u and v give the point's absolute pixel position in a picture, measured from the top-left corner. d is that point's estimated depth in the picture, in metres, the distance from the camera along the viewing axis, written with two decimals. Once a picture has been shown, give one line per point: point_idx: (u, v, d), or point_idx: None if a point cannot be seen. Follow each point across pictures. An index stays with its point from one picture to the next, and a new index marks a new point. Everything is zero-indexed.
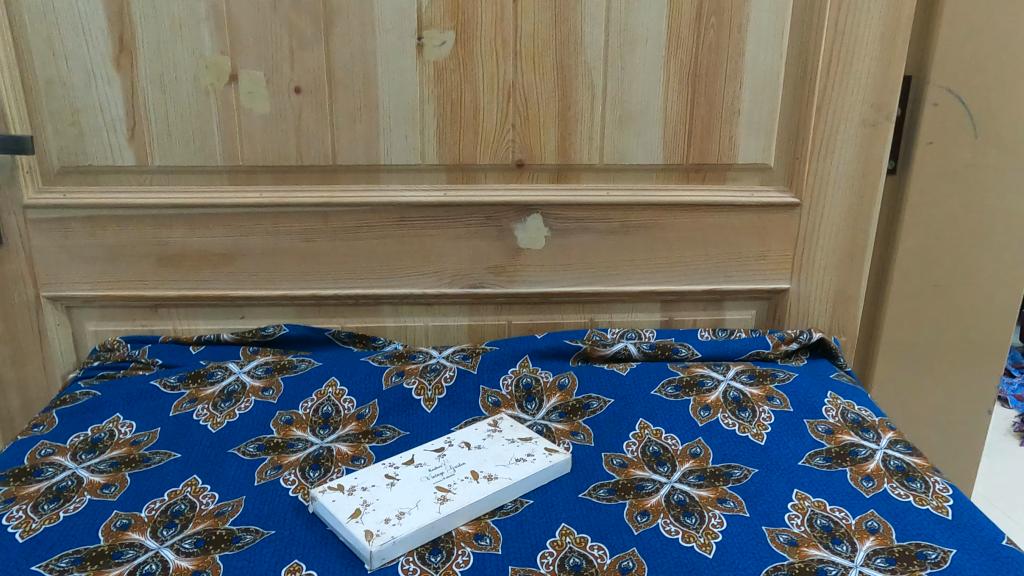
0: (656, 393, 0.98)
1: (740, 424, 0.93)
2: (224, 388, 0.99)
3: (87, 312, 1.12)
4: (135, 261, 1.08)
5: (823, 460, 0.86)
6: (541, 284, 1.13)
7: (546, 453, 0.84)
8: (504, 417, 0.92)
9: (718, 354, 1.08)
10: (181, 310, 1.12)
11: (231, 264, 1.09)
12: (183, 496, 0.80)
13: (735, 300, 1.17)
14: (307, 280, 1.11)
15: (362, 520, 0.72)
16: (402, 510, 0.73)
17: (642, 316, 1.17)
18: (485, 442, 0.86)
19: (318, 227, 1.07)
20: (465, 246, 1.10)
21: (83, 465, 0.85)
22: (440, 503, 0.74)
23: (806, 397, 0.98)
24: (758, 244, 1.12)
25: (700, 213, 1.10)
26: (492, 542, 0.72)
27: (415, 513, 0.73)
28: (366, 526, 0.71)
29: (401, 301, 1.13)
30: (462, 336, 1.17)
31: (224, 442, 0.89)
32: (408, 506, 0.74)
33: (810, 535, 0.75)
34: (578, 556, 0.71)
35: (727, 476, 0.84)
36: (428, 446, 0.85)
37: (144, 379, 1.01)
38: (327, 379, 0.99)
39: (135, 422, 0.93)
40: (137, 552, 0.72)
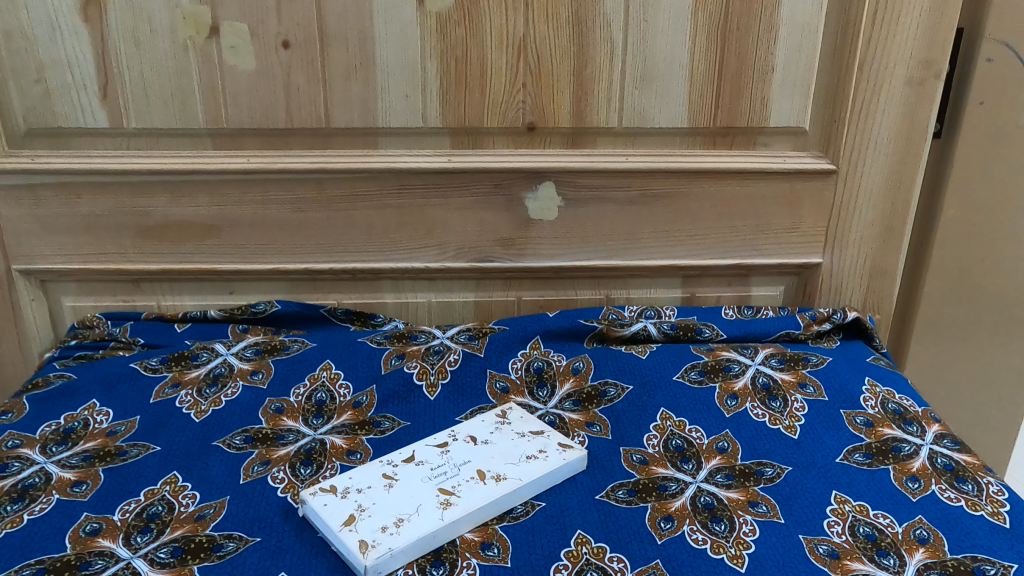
0: (678, 379, 0.91)
1: (771, 415, 0.85)
2: (210, 371, 0.91)
3: (64, 286, 1.04)
4: (113, 233, 1.00)
5: (863, 457, 0.78)
6: (553, 258, 1.05)
7: (559, 448, 0.76)
8: (513, 407, 0.84)
9: (744, 336, 1.00)
10: (165, 285, 1.05)
11: (217, 237, 1.01)
12: (161, 497, 0.73)
13: (763, 275, 1.08)
14: (301, 254, 1.03)
15: (356, 529, 0.65)
16: (401, 517, 0.66)
17: (662, 292, 1.09)
18: (493, 436, 0.78)
19: (311, 195, 0.99)
20: (470, 216, 1.01)
21: (53, 460, 0.78)
22: (442, 508, 0.67)
23: (842, 384, 0.89)
24: (790, 215, 1.03)
25: (727, 182, 1.00)
26: (500, 553, 0.65)
27: (415, 520, 0.66)
28: (361, 535, 0.64)
29: (402, 276, 1.05)
30: (468, 314, 1.09)
31: (207, 434, 0.82)
32: (407, 512, 0.67)
33: (852, 545, 0.67)
34: (595, 571, 0.64)
35: (758, 476, 0.76)
36: (430, 440, 0.77)
37: (123, 361, 0.93)
38: (321, 363, 0.92)
39: (111, 410, 0.86)
40: (107, 562, 0.65)
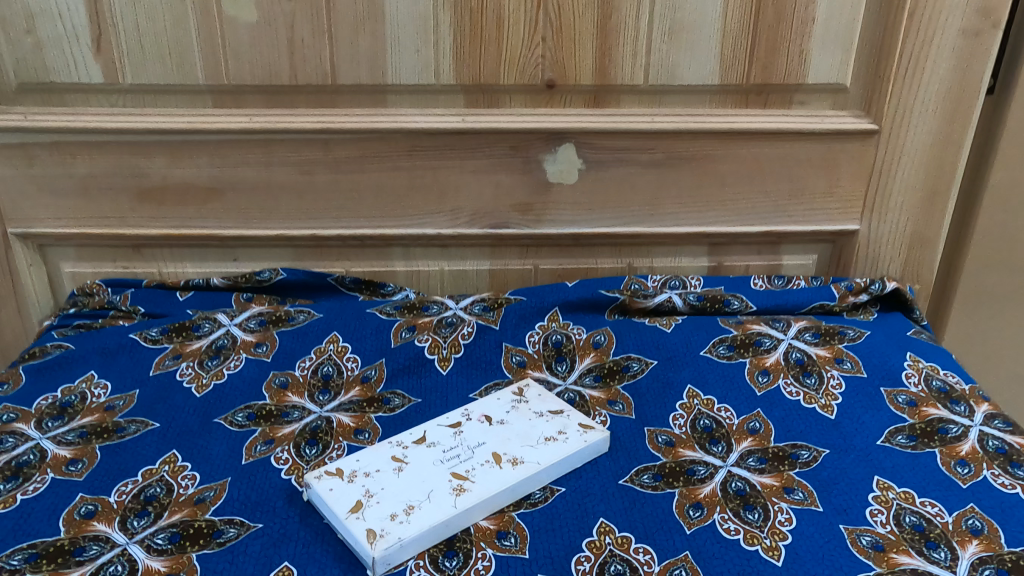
0: (706, 354, 0.85)
1: (806, 393, 0.80)
2: (212, 343, 0.86)
3: (62, 251, 1.00)
4: (111, 195, 0.95)
5: (906, 440, 0.73)
6: (573, 224, 0.99)
7: (580, 429, 0.71)
8: (531, 384, 0.79)
9: (775, 308, 0.93)
10: (166, 251, 1.00)
11: (219, 200, 0.96)
12: (159, 477, 0.68)
13: (795, 243, 1.02)
14: (308, 219, 0.98)
15: (363, 517, 0.60)
16: (411, 504, 0.62)
17: (688, 261, 1.03)
18: (509, 416, 0.74)
19: (318, 157, 0.93)
20: (485, 180, 0.96)
21: (48, 435, 0.74)
22: (455, 495, 0.63)
23: (881, 360, 0.84)
24: (826, 179, 0.96)
25: (760, 143, 0.94)
26: (517, 543, 0.61)
27: (426, 508, 0.61)
28: (369, 523, 0.60)
29: (414, 243, 1.00)
30: (483, 284, 1.04)
31: (209, 410, 0.77)
32: (418, 498, 0.62)
33: (898, 537, 0.62)
34: (620, 563, 0.59)
35: (793, 460, 0.71)
36: (442, 420, 0.73)
37: (123, 330, 0.88)
38: (328, 335, 0.87)
39: (110, 382, 0.81)
40: (102, 548, 0.60)
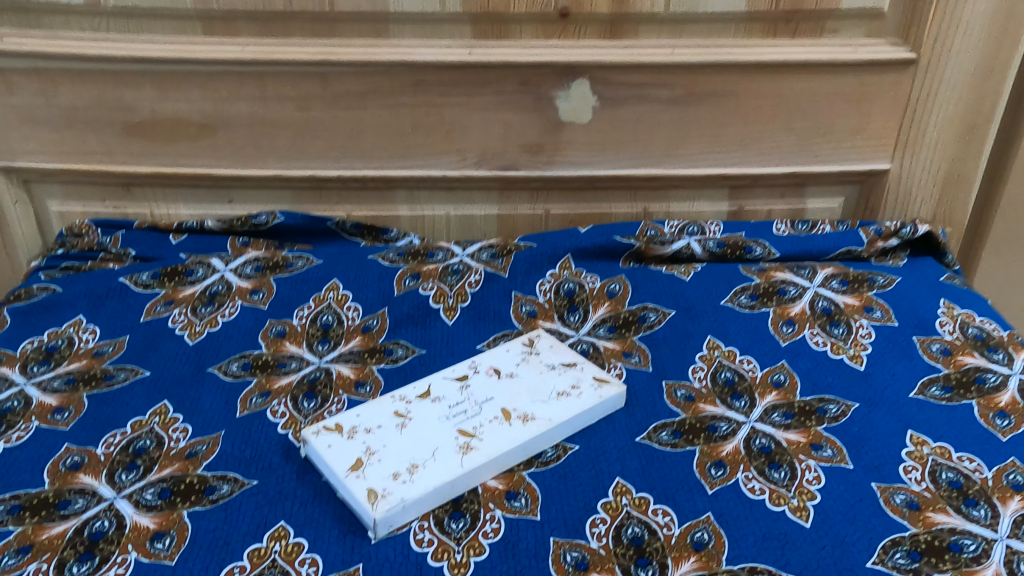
0: (726, 303, 0.80)
1: (833, 344, 0.75)
2: (206, 289, 0.81)
3: (49, 188, 0.95)
4: (98, 129, 0.89)
5: (940, 391, 0.69)
6: (586, 166, 0.94)
7: (594, 384, 0.67)
8: (542, 334, 0.75)
9: (800, 255, 0.88)
10: (158, 191, 0.95)
11: (212, 137, 0.90)
12: (149, 430, 0.63)
13: (820, 186, 0.96)
14: (306, 158, 0.92)
15: (364, 476, 0.57)
16: (415, 463, 0.58)
17: (706, 206, 0.98)
18: (518, 369, 0.69)
19: (315, 92, 0.87)
20: (494, 118, 0.90)
21: (33, 382, 0.69)
22: (462, 454, 0.59)
23: (913, 308, 0.79)
24: (857, 115, 0.90)
25: (789, 76, 0.87)
26: (527, 504, 0.58)
27: (430, 467, 0.58)
28: (370, 483, 0.56)
29: (418, 185, 0.95)
30: (490, 230, 0.99)
31: (202, 359, 0.72)
32: (422, 457, 0.58)
33: (934, 494, 0.58)
34: (638, 526, 0.56)
35: (821, 415, 0.67)
36: (448, 374, 0.69)
37: (113, 273, 0.82)
38: (327, 282, 0.82)
39: (98, 328, 0.76)
40: (88, 502, 0.56)
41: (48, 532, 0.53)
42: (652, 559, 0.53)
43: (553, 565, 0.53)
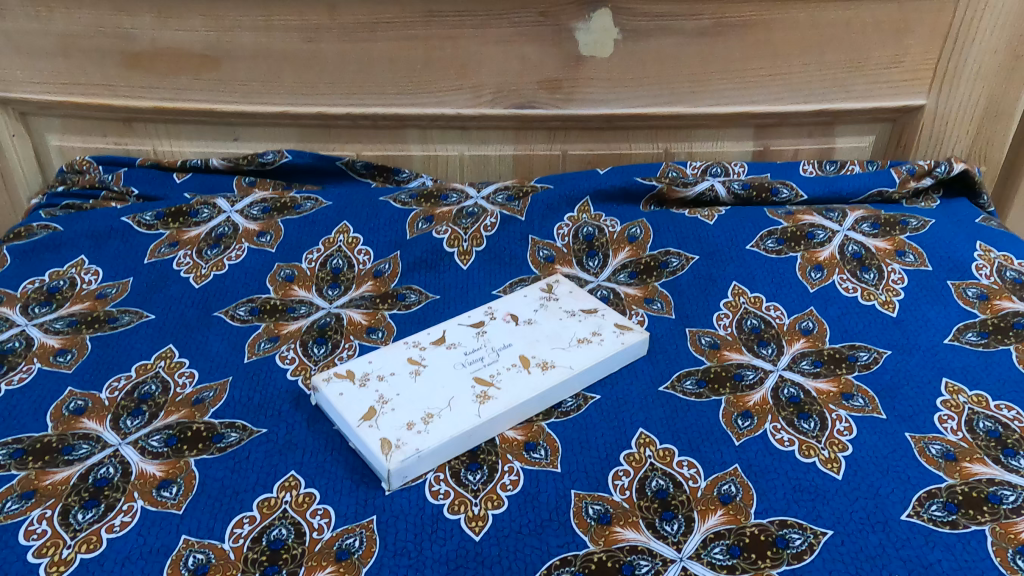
0: (752, 248, 0.76)
1: (863, 290, 0.71)
2: (212, 231, 0.78)
3: (48, 122, 0.91)
4: (97, 59, 0.86)
5: (976, 337, 0.64)
6: (606, 104, 0.89)
7: (616, 331, 0.65)
8: (561, 279, 0.72)
9: (828, 197, 0.84)
10: (160, 127, 0.92)
11: (215, 71, 0.86)
12: (154, 374, 0.61)
13: (851, 124, 0.92)
14: (313, 94, 0.88)
15: (377, 425, 0.54)
16: (430, 412, 0.56)
17: (731, 146, 0.94)
18: (537, 315, 0.67)
19: (323, 23, 0.83)
20: (511, 52, 0.85)
21: (34, 323, 0.66)
22: (479, 403, 0.57)
23: (947, 251, 0.74)
24: (895, 47, 0.85)
25: (823, 5, 0.82)
26: (547, 456, 0.56)
27: (446, 417, 0.55)
28: (383, 432, 0.54)
29: (430, 124, 0.91)
30: (506, 171, 0.96)
31: (209, 302, 0.70)
32: (438, 405, 0.56)
33: (971, 444, 0.55)
34: (663, 479, 0.54)
35: (851, 362, 0.63)
36: (463, 319, 0.66)
37: (115, 213, 0.79)
38: (337, 225, 0.79)
39: (101, 269, 0.73)
40: (93, 448, 0.54)
41: (51, 478, 0.51)
42: (677, 513, 0.51)
43: (574, 519, 0.51)
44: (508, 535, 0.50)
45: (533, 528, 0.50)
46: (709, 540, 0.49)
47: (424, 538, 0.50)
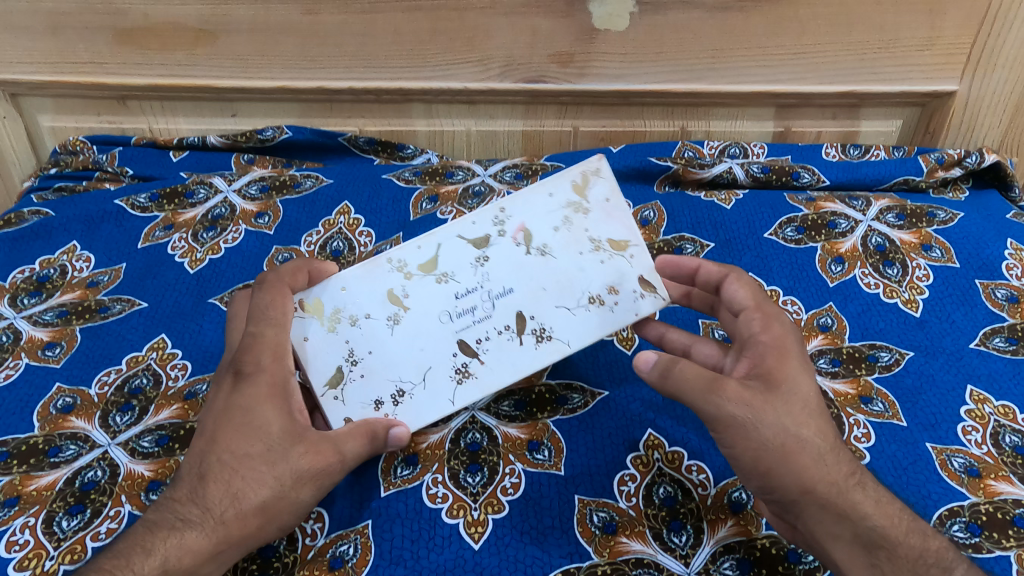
0: (770, 237, 0.73)
1: (886, 286, 0.67)
2: (208, 213, 0.75)
3: (38, 102, 0.90)
4: (87, 36, 0.82)
5: (1004, 344, 0.61)
6: (620, 79, 0.86)
7: (637, 293, 0.51)
8: (602, 170, 0.54)
9: (852, 183, 0.80)
10: (155, 105, 0.90)
11: (212, 45, 0.83)
12: (146, 367, 0.59)
13: (877, 106, 0.88)
14: (314, 69, 0.85)
15: (342, 399, 0.50)
16: (402, 387, 0.50)
17: (750, 125, 0.90)
18: (553, 238, 0.53)
19: None
20: (522, 24, 0.81)
21: (23, 315, 0.65)
22: (455, 383, 0.50)
23: (977, 247, 0.70)
24: (927, 27, 0.80)
25: None
26: (551, 457, 0.53)
27: (417, 396, 0.50)
28: (346, 411, 0.50)
29: (437, 98, 0.88)
30: (514, 147, 0.93)
31: (203, 289, 0.67)
32: (411, 380, 0.50)
33: (996, 460, 0.52)
34: (670, 486, 0.51)
35: (871, 363, 0.60)
36: (464, 230, 0.53)
37: (108, 195, 0.77)
38: (338, 205, 0.76)
39: (93, 256, 0.71)
40: (80, 449, 0.52)
41: (36, 483, 0.49)
42: (686, 523, 0.49)
43: (578, 527, 0.49)
44: (508, 542, 0.48)
45: (535, 536, 0.49)
46: (718, 554, 0.47)
47: (420, 545, 0.48)
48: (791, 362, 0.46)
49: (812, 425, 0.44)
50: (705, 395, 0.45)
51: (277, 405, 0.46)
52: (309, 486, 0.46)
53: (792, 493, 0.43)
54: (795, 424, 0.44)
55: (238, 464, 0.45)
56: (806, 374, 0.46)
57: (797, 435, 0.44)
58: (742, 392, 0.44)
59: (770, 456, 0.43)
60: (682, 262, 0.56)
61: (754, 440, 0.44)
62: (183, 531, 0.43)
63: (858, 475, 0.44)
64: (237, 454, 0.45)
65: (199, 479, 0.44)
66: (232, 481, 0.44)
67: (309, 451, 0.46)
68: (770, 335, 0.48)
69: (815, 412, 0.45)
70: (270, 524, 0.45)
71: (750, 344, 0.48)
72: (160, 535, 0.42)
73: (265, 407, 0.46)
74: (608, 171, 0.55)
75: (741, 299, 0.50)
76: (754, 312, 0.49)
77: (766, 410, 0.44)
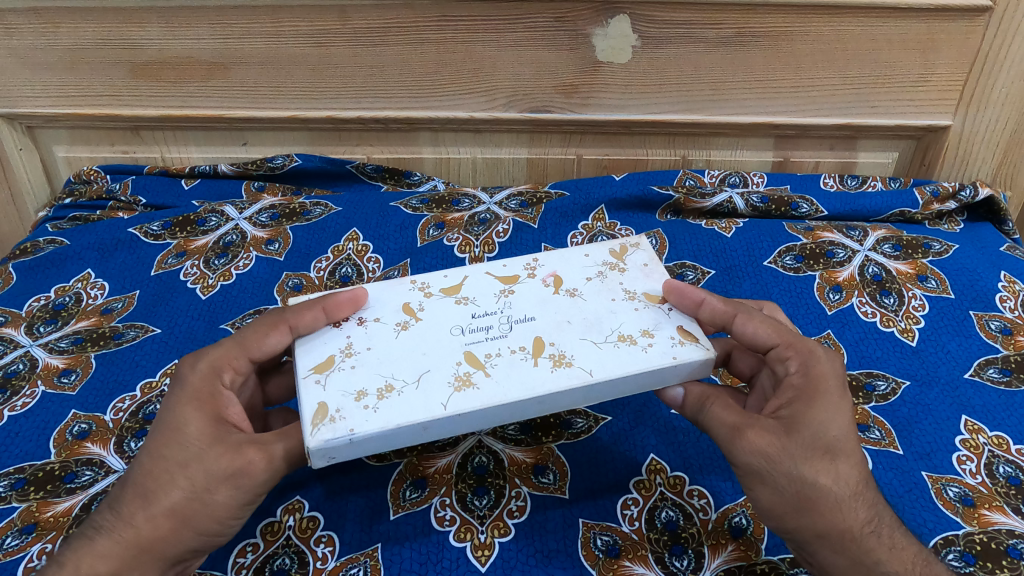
0: (770, 265, 0.75)
1: (883, 315, 0.69)
2: (219, 240, 0.77)
3: (54, 134, 0.92)
4: (103, 69, 0.84)
5: (998, 374, 0.63)
6: (623, 110, 0.87)
7: (674, 340, 0.49)
8: (640, 246, 0.57)
9: (849, 214, 0.82)
10: (167, 134, 0.92)
11: (224, 77, 0.85)
12: (159, 393, 0.60)
13: (873, 139, 0.90)
14: (323, 99, 0.87)
15: (325, 383, 0.47)
16: (392, 383, 0.47)
17: (749, 155, 0.92)
18: (585, 287, 0.54)
19: (333, 27, 0.81)
20: (527, 57, 0.83)
21: (39, 342, 0.66)
22: (451, 389, 0.46)
23: (971, 279, 0.72)
24: (921, 63, 0.82)
25: (849, 19, 0.79)
26: (556, 481, 0.55)
27: (406, 395, 0.46)
28: (324, 395, 0.46)
29: (443, 127, 0.90)
30: (519, 174, 0.94)
31: (215, 315, 0.69)
32: (404, 378, 0.47)
33: (990, 490, 0.53)
34: (672, 510, 0.52)
35: (868, 391, 0.61)
36: (494, 271, 0.55)
37: (121, 224, 0.79)
38: (347, 232, 0.78)
39: (107, 283, 0.73)
40: (96, 474, 0.53)
41: (53, 509, 0.51)
42: (687, 547, 0.50)
43: (582, 550, 0.50)
44: (515, 566, 0.49)
45: (540, 559, 0.50)
46: None
47: (428, 568, 0.49)
48: (821, 406, 0.45)
49: (834, 472, 0.44)
50: (732, 439, 0.46)
51: (199, 408, 0.45)
52: (221, 487, 0.43)
53: (806, 535, 0.44)
54: (813, 472, 0.44)
55: (154, 467, 0.44)
56: (838, 417, 0.45)
57: (814, 482, 0.44)
58: (767, 442, 0.44)
59: (781, 499, 0.44)
60: (688, 292, 0.51)
61: (769, 485, 0.44)
62: (95, 537, 0.43)
63: (875, 523, 0.44)
64: (154, 456, 0.44)
65: (123, 487, 0.44)
66: (146, 486, 0.43)
67: (227, 452, 0.44)
68: (801, 376, 0.47)
69: (839, 457, 0.44)
70: (183, 529, 0.43)
71: (788, 382, 0.48)
72: (79, 543, 0.43)
73: (187, 410, 0.45)
74: (647, 248, 0.57)
75: (764, 337, 0.49)
76: (784, 351, 0.49)
77: (783, 458, 0.44)
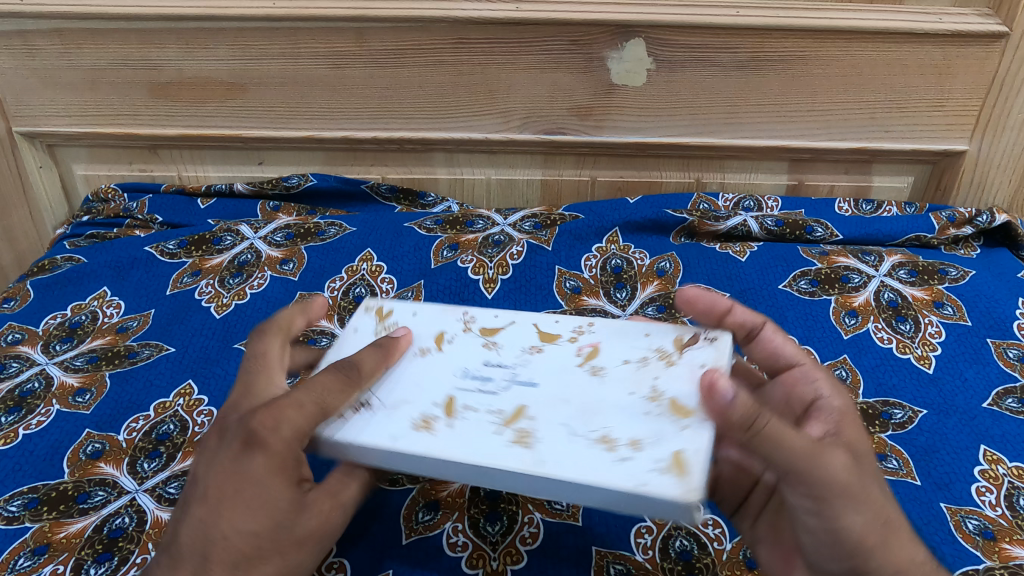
0: (785, 289, 0.74)
1: (900, 341, 0.68)
2: (234, 259, 0.77)
3: (74, 152, 0.93)
4: (123, 89, 0.86)
5: (1017, 404, 0.62)
6: (637, 132, 0.87)
7: (656, 465, 0.37)
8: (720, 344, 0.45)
9: (865, 238, 0.82)
10: (184, 153, 0.92)
11: (241, 97, 0.86)
12: (173, 413, 0.60)
13: (889, 163, 0.90)
14: (339, 119, 0.87)
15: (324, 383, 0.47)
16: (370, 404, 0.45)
17: (764, 179, 0.92)
18: (615, 368, 0.46)
19: (349, 49, 0.81)
20: (542, 79, 0.83)
21: (55, 360, 0.66)
22: (411, 429, 0.42)
23: (988, 306, 0.71)
24: (937, 88, 0.82)
25: (864, 45, 0.79)
26: (569, 508, 0.54)
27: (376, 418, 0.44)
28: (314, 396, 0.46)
29: (457, 148, 0.90)
30: (533, 195, 0.94)
31: (229, 334, 0.69)
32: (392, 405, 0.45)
33: (1011, 523, 0.52)
34: (686, 540, 0.52)
35: (885, 420, 0.61)
36: (545, 323, 0.51)
37: (138, 242, 0.80)
38: (360, 252, 0.78)
39: (123, 301, 0.73)
40: (109, 495, 0.53)
41: (66, 530, 0.51)
42: None
43: None
44: None
45: None
46: None
47: None
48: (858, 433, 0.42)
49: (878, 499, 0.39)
50: (813, 457, 0.37)
51: (272, 478, 0.39)
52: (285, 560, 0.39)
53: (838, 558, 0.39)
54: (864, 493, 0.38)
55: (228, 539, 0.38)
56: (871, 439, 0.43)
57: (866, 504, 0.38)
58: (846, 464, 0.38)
59: (853, 513, 0.38)
60: (711, 299, 0.51)
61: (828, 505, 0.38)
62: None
63: None
64: (235, 532, 0.38)
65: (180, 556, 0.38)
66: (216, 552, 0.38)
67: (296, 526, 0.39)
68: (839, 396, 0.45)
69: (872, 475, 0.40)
70: None
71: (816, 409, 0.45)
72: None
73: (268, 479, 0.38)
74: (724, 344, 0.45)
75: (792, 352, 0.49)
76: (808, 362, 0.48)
77: (850, 480, 0.38)
